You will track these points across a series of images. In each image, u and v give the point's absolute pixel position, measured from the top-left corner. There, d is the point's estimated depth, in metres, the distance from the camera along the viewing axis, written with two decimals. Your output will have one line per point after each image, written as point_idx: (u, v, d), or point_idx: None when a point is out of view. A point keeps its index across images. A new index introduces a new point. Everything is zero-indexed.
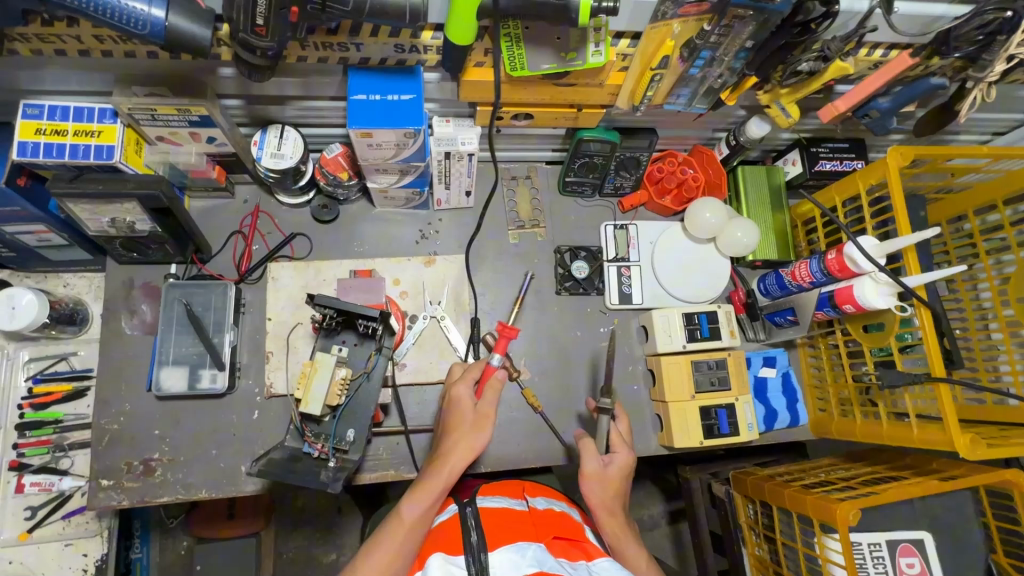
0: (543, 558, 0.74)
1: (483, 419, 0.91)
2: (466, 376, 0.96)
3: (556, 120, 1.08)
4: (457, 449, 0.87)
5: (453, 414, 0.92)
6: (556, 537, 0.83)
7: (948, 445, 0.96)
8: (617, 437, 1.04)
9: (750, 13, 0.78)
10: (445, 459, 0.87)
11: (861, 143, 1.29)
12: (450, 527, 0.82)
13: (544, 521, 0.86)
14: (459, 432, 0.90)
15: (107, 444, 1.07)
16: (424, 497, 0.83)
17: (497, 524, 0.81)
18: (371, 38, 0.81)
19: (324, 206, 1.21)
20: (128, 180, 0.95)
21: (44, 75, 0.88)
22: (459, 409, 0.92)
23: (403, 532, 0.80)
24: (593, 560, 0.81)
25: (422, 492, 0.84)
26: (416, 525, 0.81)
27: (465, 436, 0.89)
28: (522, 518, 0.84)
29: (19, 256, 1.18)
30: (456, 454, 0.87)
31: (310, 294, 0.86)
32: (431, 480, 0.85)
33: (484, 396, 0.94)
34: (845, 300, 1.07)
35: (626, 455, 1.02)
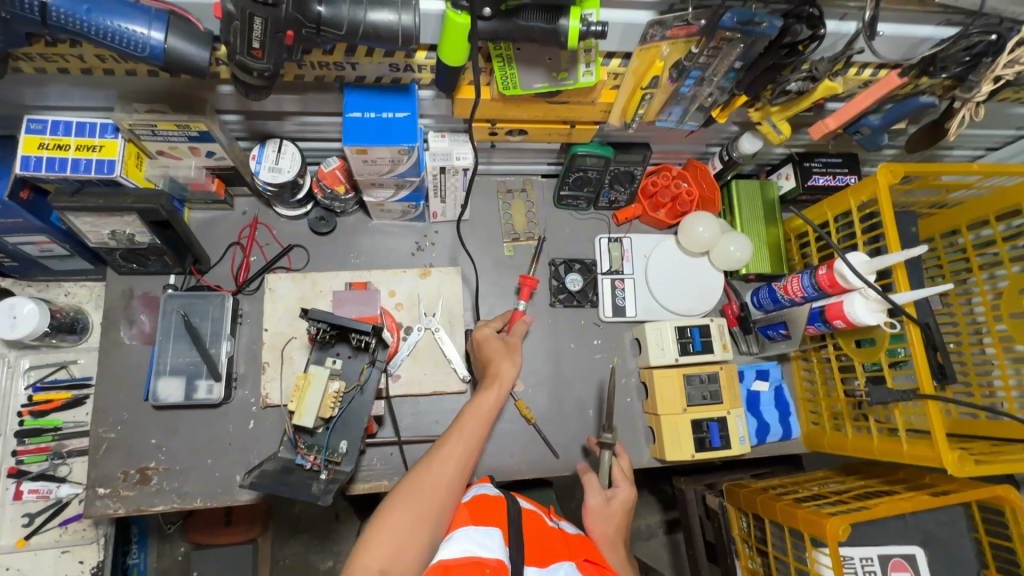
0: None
1: (514, 346, 1.09)
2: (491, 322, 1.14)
3: (550, 136, 1.10)
4: (503, 365, 1.05)
5: (489, 347, 1.09)
6: (586, 560, 0.82)
7: (935, 462, 0.96)
8: (620, 472, 1.07)
9: (738, 35, 0.80)
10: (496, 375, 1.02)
11: (854, 158, 1.30)
12: (494, 506, 0.83)
13: (576, 545, 0.85)
14: (503, 353, 1.07)
15: (104, 452, 1.08)
16: (483, 404, 0.96)
17: (537, 534, 0.81)
18: (366, 58, 0.83)
19: (321, 218, 1.23)
20: (129, 194, 0.97)
21: (47, 91, 0.90)
22: (490, 343, 1.09)
23: (469, 429, 0.92)
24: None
25: (480, 402, 0.97)
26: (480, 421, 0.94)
27: (507, 354, 1.07)
28: (555, 533, 0.84)
29: (22, 266, 1.20)
30: (503, 367, 1.04)
31: (304, 309, 0.87)
32: (485, 393, 0.99)
33: (512, 330, 1.14)
34: (835, 315, 1.07)
35: (629, 492, 1.06)
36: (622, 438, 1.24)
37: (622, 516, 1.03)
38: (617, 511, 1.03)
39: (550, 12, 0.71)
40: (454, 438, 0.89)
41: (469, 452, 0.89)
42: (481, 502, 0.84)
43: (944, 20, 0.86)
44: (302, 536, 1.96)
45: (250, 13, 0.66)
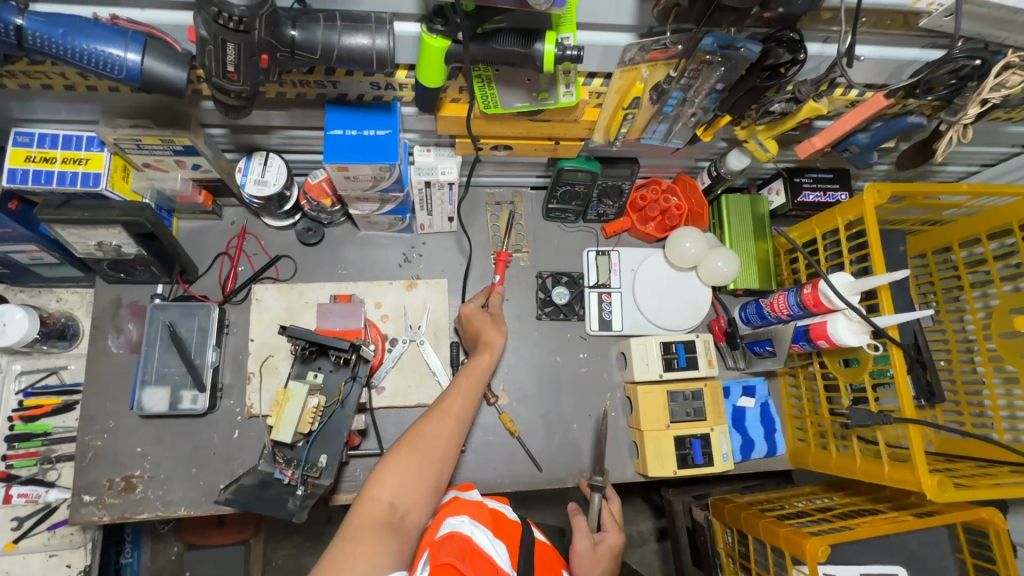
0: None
1: (499, 316, 1.15)
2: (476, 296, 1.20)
3: (535, 151, 1.09)
4: (492, 332, 1.12)
5: (475, 319, 1.14)
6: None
7: (915, 487, 0.96)
8: (609, 517, 1.09)
9: (718, 59, 0.79)
10: (487, 341, 1.09)
11: (846, 174, 1.29)
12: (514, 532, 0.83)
13: None
14: (492, 323, 1.13)
15: (91, 460, 1.09)
16: (475, 367, 1.02)
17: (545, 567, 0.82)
18: (346, 77, 0.84)
19: (309, 229, 1.24)
20: (114, 207, 0.98)
21: (33, 106, 0.91)
22: (475, 316, 1.14)
23: (467, 389, 0.97)
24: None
25: (472, 367, 1.02)
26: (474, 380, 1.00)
27: (495, 323, 1.14)
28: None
29: (13, 273, 1.21)
30: (492, 334, 1.10)
31: (281, 327, 0.90)
32: (477, 358, 1.05)
33: (495, 302, 1.20)
34: (820, 335, 1.07)
35: (618, 539, 1.06)
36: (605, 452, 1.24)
37: (610, 565, 1.03)
38: (603, 558, 1.03)
39: (525, 37, 0.72)
40: (453, 393, 0.96)
41: (467, 408, 0.95)
42: (504, 520, 0.84)
43: (930, 44, 0.85)
44: (294, 538, 1.97)
45: (222, 39, 0.65)
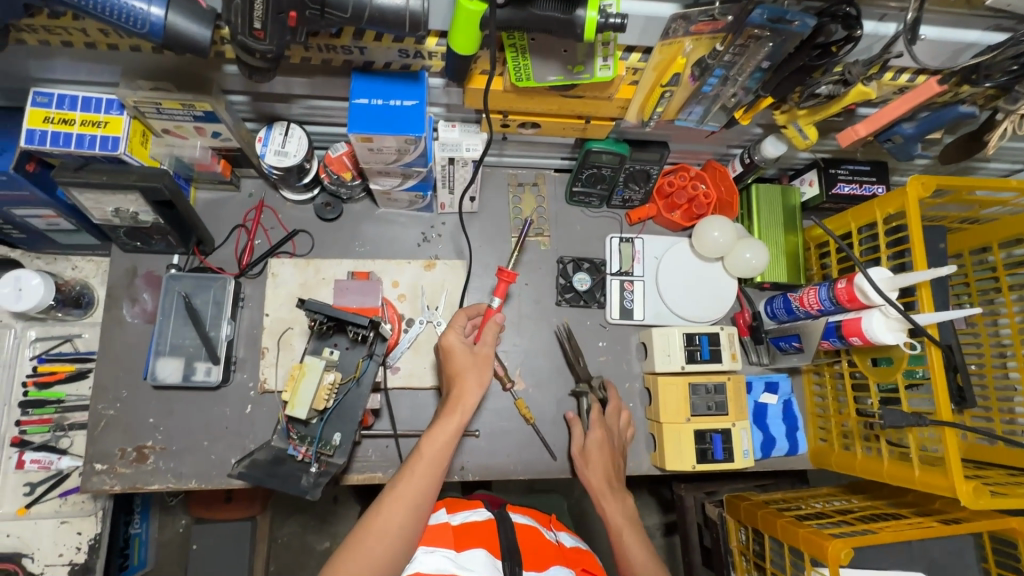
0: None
1: (482, 361, 0.98)
2: (456, 325, 1.02)
3: (563, 130, 1.06)
4: (469, 387, 0.96)
5: (454, 359, 0.99)
6: (583, 572, 0.89)
7: (948, 492, 0.92)
8: (594, 415, 1.14)
9: (767, 34, 0.75)
10: (458, 400, 0.94)
11: (883, 166, 1.24)
12: (488, 527, 0.88)
13: (571, 557, 0.92)
14: (472, 378, 0.97)
15: (103, 429, 1.08)
16: (441, 435, 0.91)
17: (530, 543, 0.87)
18: (375, 42, 0.80)
19: (327, 204, 1.21)
20: (132, 172, 0.96)
21: (52, 65, 0.88)
22: (454, 355, 0.98)
23: (427, 467, 0.89)
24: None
25: (438, 432, 0.92)
26: (437, 454, 0.90)
27: (474, 374, 0.97)
28: (551, 546, 0.91)
29: (29, 238, 1.20)
30: (467, 390, 0.95)
31: (301, 299, 0.86)
32: (443, 421, 0.93)
33: (483, 339, 1.01)
34: (852, 332, 1.03)
35: (602, 433, 1.13)
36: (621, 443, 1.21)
37: (601, 450, 1.12)
38: (593, 455, 1.11)
39: (567, 1, 0.67)
40: (410, 474, 0.88)
41: (427, 488, 0.88)
42: (473, 523, 0.89)
43: (993, 26, 0.80)
44: (300, 516, 1.99)
45: None
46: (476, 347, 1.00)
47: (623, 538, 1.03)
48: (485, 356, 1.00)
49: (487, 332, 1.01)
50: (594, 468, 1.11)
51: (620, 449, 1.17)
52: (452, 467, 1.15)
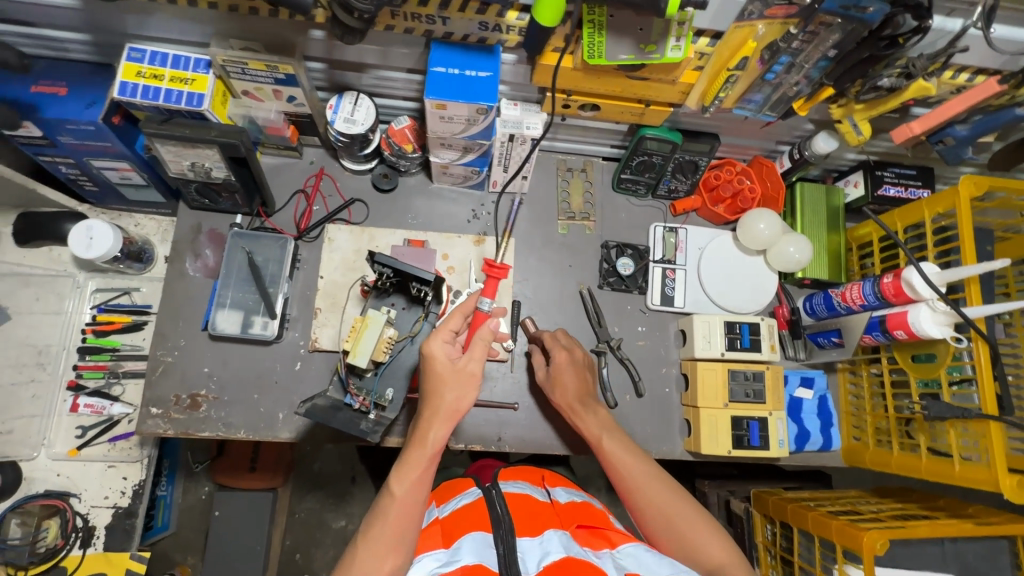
0: (571, 546, 0.79)
1: (464, 377, 0.87)
2: (443, 328, 0.88)
3: (621, 114, 1.09)
4: (435, 419, 0.87)
5: (430, 372, 0.87)
6: (580, 526, 0.87)
7: (992, 486, 0.94)
8: (549, 339, 1.15)
9: (838, 21, 0.79)
10: (426, 433, 0.87)
11: (930, 171, 1.26)
12: (476, 509, 0.87)
13: (567, 513, 0.90)
14: (443, 407, 0.87)
15: (160, 374, 1.13)
16: (409, 475, 0.86)
17: (522, 511, 0.86)
18: (458, 13, 0.85)
19: (385, 175, 1.25)
20: (213, 128, 1.01)
21: (151, 21, 0.94)
22: (435, 368, 0.86)
23: (400, 510, 0.84)
24: (617, 547, 0.83)
25: (407, 468, 0.86)
26: (409, 497, 0.85)
27: (448, 402, 0.87)
28: (544, 507, 0.89)
29: (100, 191, 1.26)
30: (435, 422, 0.87)
31: (371, 252, 0.90)
32: (412, 457, 0.87)
33: (470, 353, 0.88)
34: (897, 325, 1.05)
35: (567, 355, 1.13)
36: (656, 428, 1.23)
37: (568, 370, 1.11)
38: (559, 375, 1.11)
39: None
40: (382, 518, 0.84)
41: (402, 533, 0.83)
42: (460, 511, 0.88)
43: None
44: (318, 493, 1.97)
45: None
46: (459, 362, 0.87)
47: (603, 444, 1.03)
48: (472, 376, 0.87)
49: (475, 347, 0.88)
50: (563, 389, 1.10)
51: (588, 368, 1.15)
52: (490, 437, 1.17)
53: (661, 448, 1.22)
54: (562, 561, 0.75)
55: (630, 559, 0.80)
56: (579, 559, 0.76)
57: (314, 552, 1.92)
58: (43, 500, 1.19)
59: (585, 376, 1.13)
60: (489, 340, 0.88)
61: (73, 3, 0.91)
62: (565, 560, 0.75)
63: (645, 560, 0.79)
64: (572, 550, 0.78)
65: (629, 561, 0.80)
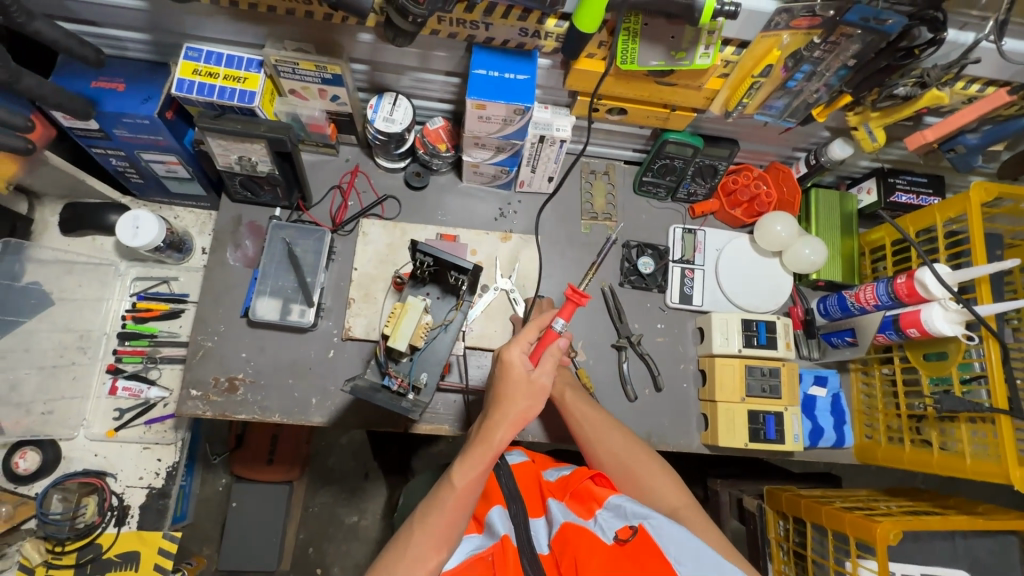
0: (569, 514, 0.87)
1: (537, 389, 0.93)
2: (520, 340, 0.96)
3: (647, 118, 1.15)
4: (504, 421, 0.90)
5: (505, 379, 0.93)
6: (573, 493, 0.93)
7: (1001, 477, 0.98)
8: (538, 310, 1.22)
9: (859, 32, 0.84)
10: (491, 433, 0.89)
11: (941, 179, 1.30)
12: (492, 490, 0.97)
13: (563, 485, 0.96)
14: (512, 412, 0.91)
15: (200, 358, 1.18)
16: (472, 470, 0.86)
17: (532, 492, 0.97)
18: (501, 19, 0.91)
19: (417, 173, 1.31)
20: (262, 124, 1.07)
21: (210, 22, 1.01)
22: (510, 374, 0.93)
23: (456, 503, 0.85)
24: (605, 503, 0.86)
25: (469, 463, 0.87)
26: (469, 490, 0.86)
27: (517, 407, 0.91)
28: (546, 484, 0.98)
29: (145, 184, 1.32)
30: (503, 425, 0.90)
31: (414, 241, 0.95)
32: (476, 452, 0.88)
33: (539, 367, 0.95)
34: (909, 323, 1.09)
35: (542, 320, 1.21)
36: (674, 422, 1.27)
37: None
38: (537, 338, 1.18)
39: None
40: (437, 509, 0.84)
41: (455, 524, 0.84)
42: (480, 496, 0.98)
43: None
44: (332, 488, 1.98)
45: None
46: (532, 374, 0.94)
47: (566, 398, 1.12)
48: (542, 388, 0.93)
49: (547, 361, 0.95)
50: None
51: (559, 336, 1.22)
52: (513, 426, 1.22)
53: (679, 442, 1.25)
54: (562, 531, 0.84)
55: (617, 512, 0.84)
56: (576, 525, 0.84)
57: (327, 546, 1.94)
58: (81, 478, 1.24)
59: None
60: (557, 358, 0.97)
61: (139, 4, 0.97)
62: (565, 529, 0.84)
63: (627, 508, 0.83)
64: (570, 518, 0.86)
65: (617, 515, 0.83)
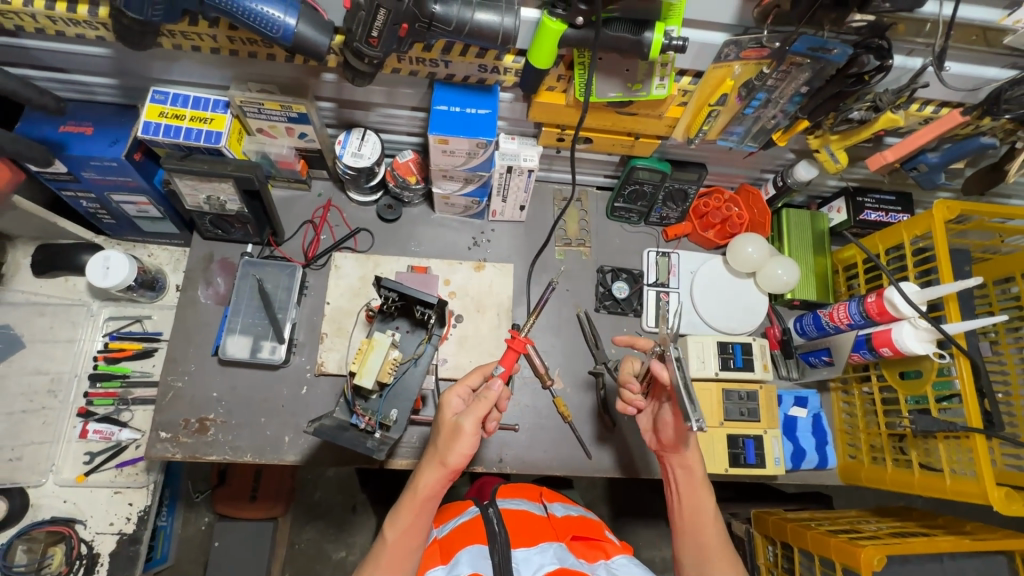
0: (564, 556, 0.82)
1: (456, 430, 0.86)
2: (462, 384, 0.94)
3: (613, 146, 1.16)
4: (428, 466, 0.89)
5: (436, 423, 0.91)
6: (575, 538, 0.90)
7: (982, 498, 0.97)
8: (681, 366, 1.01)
9: (807, 61, 0.88)
10: (418, 480, 0.89)
11: (908, 196, 1.31)
12: (472, 527, 0.89)
13: (563, 525, 0.92)
14: (437, 455, 0.89)
15: (170, 399, 1.16)
16: (402, 520, 0.87)
17: (518, 525, 0.89)
18: (460, 57, 0.92)
19: (389, 206, 1.32)
20: (229, 163, 1.07)
21: (176, 66, 1.02)
22: (439, 419, 0.90)
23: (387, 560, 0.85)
24: (611, 558, 0.86)
25: (400, 515, 0.88)
26: (399, 541, 0.86)
27: (439, 450, 0.88)
28: (541, 521, 0.92)
29: (118, 224, 1.32)
30: (428, 470, 0.88)
31: (377, 278, 0.96)
32: (405, 502, 0.89)
33: (464, 407, 0.88)
34: (882, 342, 1.09)
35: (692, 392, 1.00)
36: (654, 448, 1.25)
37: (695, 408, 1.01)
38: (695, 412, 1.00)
39: (637, 26, 0.79)
40: (370, 564, 0.86)
41: None
42: (458, 529, 0.90)
43: (1010, 64, 0.90)
44: (319, 522, 1.85)
45: (376, 5, 0.75)
46: (455, 416, 0.88)
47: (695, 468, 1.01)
48: (466, 434, 0.86)
49: (474, 403, 0.87)
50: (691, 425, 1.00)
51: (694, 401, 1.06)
52: (491, 458, 1.20)
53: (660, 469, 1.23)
54: (555, 572, 0.78)
55: (623, 569, 0.84)
56: (572, 570, 0.79)
57: None
58: (49, 527, 1.21)
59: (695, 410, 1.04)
60: (488, 400, 0.87)
61: (104, 51, 0.98)
62: (559, 571, 0.78)
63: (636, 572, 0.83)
64: (565, 562, 0.81)
65: (624, 571, 0.83)
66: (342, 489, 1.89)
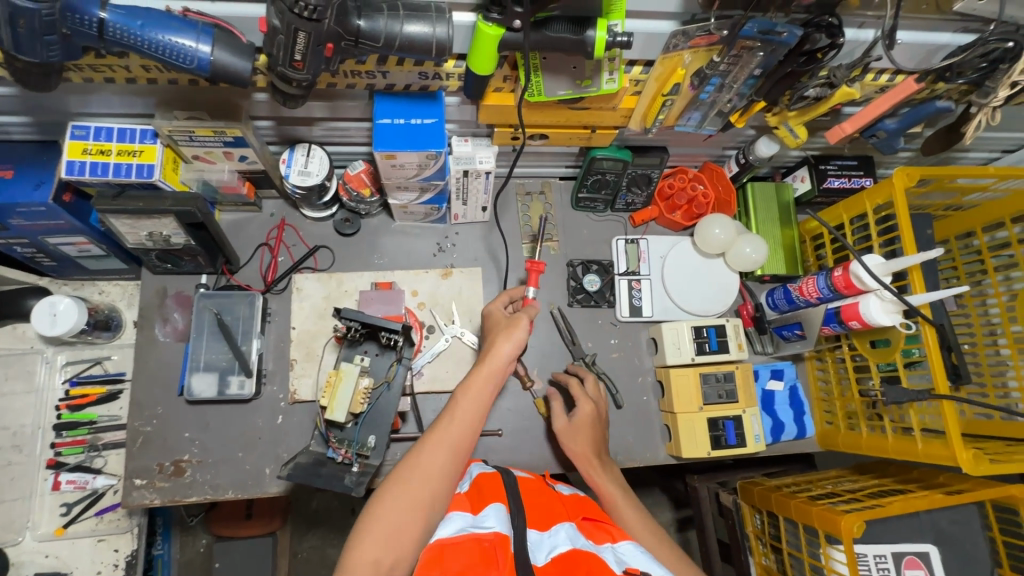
0: (576, 537, 0.77)
1: (513, 319, 1.01)
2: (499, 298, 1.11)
3: (570, 140, 1.12)
4: (501, 340, 0.97)
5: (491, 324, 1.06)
6: (585, 519, 0.86)
7: (949, 459, 1.00)
8: (576, 390, 1.16)
9: (759, 44, 0.83)
10: (491, 354, 0.95)
11: (870, 160, 1.31)
12: (495, 489, 0.85)
13: (575, 506, 0.90)
14: (505, 331, 0.99)
15: (141, 445, 1.12)
16: (472, 389, 0.91)
17: (536, 505, 0.85)
18: (397, 67, 0.87)
19: (346, 220, 1.27)
20: (166, 197, 1.00)
21: (91, 99, 0.94)
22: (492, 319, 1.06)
23: (463, 416, 0.88)
24: (617, 543, 0.81)
25: (470, 388, 0.92)
26: (470, 412, 0.88)
27: (508, 332, 0.98)
28: (554, 500, 0.89)
29: (60, 265, 1.24)
30: (503, 343, 0.96)
31: (337, 309, 0.95)
32: (477, 375, 0.93)
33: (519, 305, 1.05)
34: (851, 316, 1.10)
35: (589, 407, 1.14)
36: (635, 435, 1.26)
37: (590, 426, 1.12)
38: (582, 431, 1.11)
39: (577, 24, 0.75)
40: (443, 424, 0.87)
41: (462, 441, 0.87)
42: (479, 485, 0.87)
43: (961, 28, 0.89)
44: (319, 530, 1.85)
45: (294, 28, 0.69)
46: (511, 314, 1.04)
47: (588, 464, 1.09)
48: (522, 321, 1.00)
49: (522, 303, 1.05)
50: (579, 442, 1.10)
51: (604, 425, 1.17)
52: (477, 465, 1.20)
53: (645, 454, 1.25)
54: (569, 553, 0.73)
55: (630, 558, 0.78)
56: (586, 552, 0.74)
57: None
58: None
59: (601, 431, 1.15)
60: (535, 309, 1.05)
61: (9, 91, 0.90)
62: (572, 552, 0.74)
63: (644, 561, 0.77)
64: (578, 542, 0.77)
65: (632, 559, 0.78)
66: (337, 495, 1.87)
